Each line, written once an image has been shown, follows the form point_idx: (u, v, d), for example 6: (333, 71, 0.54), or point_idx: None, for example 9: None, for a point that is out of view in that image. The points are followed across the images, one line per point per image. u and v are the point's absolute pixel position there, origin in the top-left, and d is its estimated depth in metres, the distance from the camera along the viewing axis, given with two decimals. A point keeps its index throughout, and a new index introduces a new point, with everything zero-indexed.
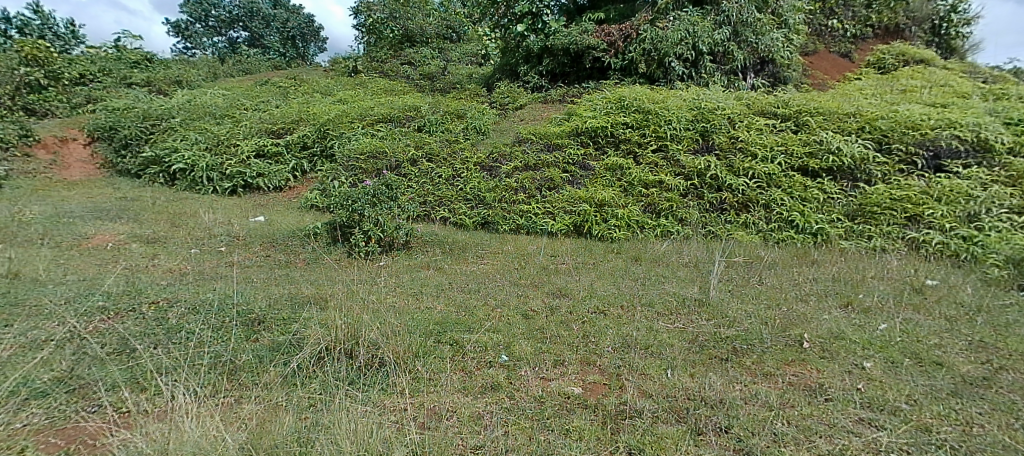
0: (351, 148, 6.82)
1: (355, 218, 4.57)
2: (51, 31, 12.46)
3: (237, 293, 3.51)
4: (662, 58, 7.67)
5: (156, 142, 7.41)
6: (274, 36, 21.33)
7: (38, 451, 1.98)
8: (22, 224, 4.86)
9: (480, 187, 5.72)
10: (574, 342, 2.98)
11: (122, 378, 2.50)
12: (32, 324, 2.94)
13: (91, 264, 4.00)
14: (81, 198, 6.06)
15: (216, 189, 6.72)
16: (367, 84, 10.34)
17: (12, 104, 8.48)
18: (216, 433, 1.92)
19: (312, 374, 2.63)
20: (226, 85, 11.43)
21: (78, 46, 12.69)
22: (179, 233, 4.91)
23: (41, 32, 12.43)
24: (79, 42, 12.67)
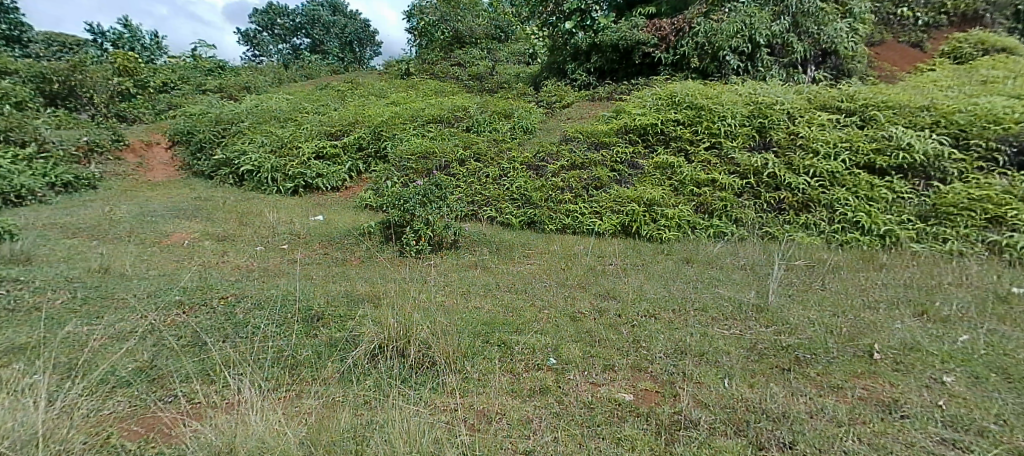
0: (403, 149, 6.98)
1: (406, 217, 4.67)
2: (139, 43, 13.49)
3: (298, 289, 3.68)
4: (716, 52, 7.43)
5: (227, 145, 7.85)
6: (334, 42, 22.21)
7: (121, 438, 2.15)
8: (113, 223, 5.28)
9: (526, 186, 5.73)
10: (623, 347, 2.92)
11: (194, 370, 2.67)
12: (119, 316, 3.19)
13: (171, 260, 4.29)
14: (162, 198, 6.52)
15: (280, 189, 7.02)
16: (418, 86, 10.57)
17: (106, 112, 9.23)
18: (277, 428, 2.02)
19: (367, 371, 2.72)
20: (289, 90, 11.98)
21: (162, 56, 13.70)
22: (247, 232, 5.18)
23: (131, 45, 13.48)
24: (163, 52, 13.73)
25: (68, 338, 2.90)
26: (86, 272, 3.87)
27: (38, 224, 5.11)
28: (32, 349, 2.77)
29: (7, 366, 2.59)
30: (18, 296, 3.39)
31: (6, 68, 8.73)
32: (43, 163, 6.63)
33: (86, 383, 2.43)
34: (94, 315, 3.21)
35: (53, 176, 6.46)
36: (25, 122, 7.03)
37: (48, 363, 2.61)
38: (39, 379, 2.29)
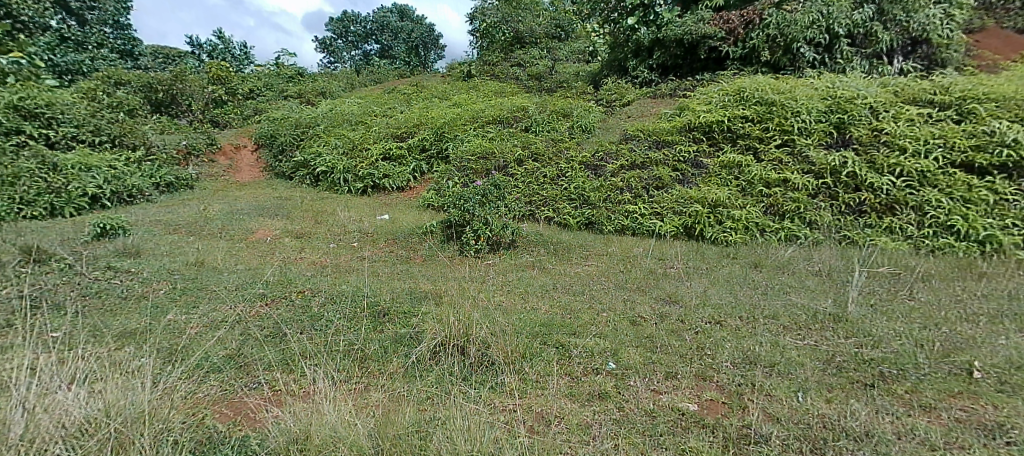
0: (463, 150, 7.05)
1: (466, 217, 4.70)
2: (230, 54, 14.53)
3: (366, 286, 3.78)
4: (789, 44, 6.98)
5: (305, 147, 8.21)
6: (401, 47, 22.99)
7: (214, 420, 2.30)
8: (207, 220, 5.66)
9: (584, 186, 5.62)
10: (687, 354, 2.78)
11: (276, 359, 2.80)
12: (212, 306, 3.39)
13: (256, 256, 4.55)
14: (248, 197, 6.93)
15: (351, 189, 7.29)
16: (479, 87, 10.68)
17: (201, 117, 9.98)
18: (348, 417, 2.09)
19: (429, 367, 2.75)
20: (360, 94, 12.48)
21: (249, 66, 14.68)
22: (321, 229, 5.41)
23: (224, 56, 14.55)
24: (250, 62, 14.72)
25: (169, 326, 3.11)
26: (185, 265, 4.13)
27: (145, 221, 5.54)
28: (140, 335, 2.99)
29: (120, 348, 2.80)
30: (129, 286, 3.65)
31: (119, 78, 9.64)
32: (149, 165, 7.16)
33: (186, 367, 2.60)
34: (190, 304, 3.43)
35: (157, 176, 6.97)
36: (134, 128, 7.66)
37: (154, 347, 2.81)
38: (146, 361, 2.47)
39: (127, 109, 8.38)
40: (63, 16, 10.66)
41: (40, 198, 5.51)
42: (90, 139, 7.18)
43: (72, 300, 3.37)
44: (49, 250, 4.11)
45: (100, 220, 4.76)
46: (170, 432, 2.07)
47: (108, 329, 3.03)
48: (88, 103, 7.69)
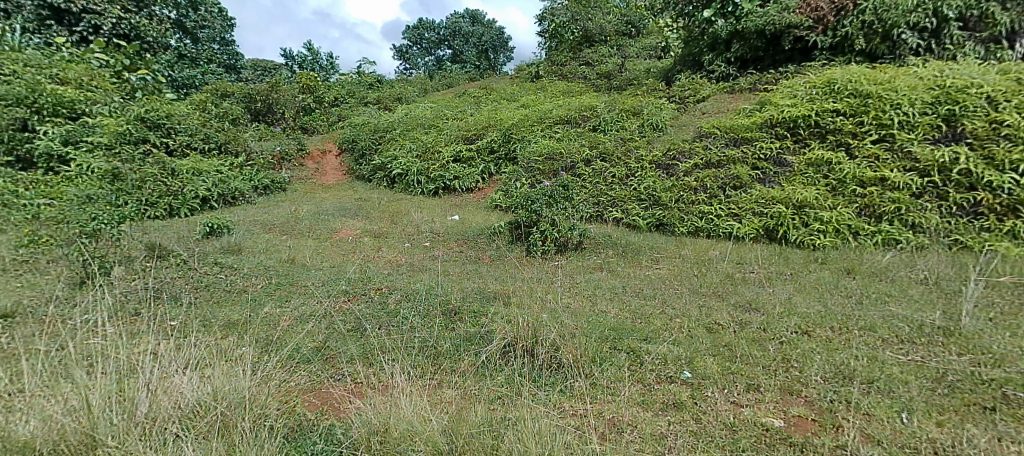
0: (531, 151, 7.01)
1: (533, 218, 4.64)
2: (319, 65, 15.49)
3: (438, 284, 3.83)
4: (888, 30, 6.41)
5: (383, 151, 8.43)
6: (472, 51, 23.45)
7: (304, 407, 2.43)
8: (297, 220, 5.91)
9: (655, 186, 5.41)
10: (770, 365, 2.58)
11: (358, 352, 2.89)
12: (302, 300, 3.56)
13: (339, 254, 4.74)
14: (333, 199, 7.25)
15: (424, 191, 7.47)
16: (547, 87, 10.63)
17: (294, 124, 10.59)
18: (423, 413, 2.12)
19: (499, 367, 2.73)
20: (432, 98, 12.82)
21: (334, 75, 15.54)
22: (396, 229, 5.56)
23: (313, 66, 15.54)
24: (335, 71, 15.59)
25: (267, 317, 3.29)
26: (280, 262, 4.33)
27: (246, 220, 5.87)
28: (242, 325, 3.18)
29: (226, 337, 2.99)
30: (233, 280, 3.86)
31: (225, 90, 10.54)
32: (249, 169, 7.49)
33: (280, 356, 2.75)
34: (284, 298, 3.62)
35: (256, 179, 7.32)
36: (236, 136, 7.94)
37: (254, 337, 2.99)
38: (247, 349, 2.64)
39: (231, 118, 8.94)
40: (181, 35, 11.54)
41: (160, 201, 5.88)
42: (200, 146, 7.49)
43: (187, 291, 3.63)
44: (168, 248, 4.27)
45: (209, 221, 5.12)
46: (266, 418, 2.20)
47: (215, 319, 3.24)
48: (198, 114, 8.05)
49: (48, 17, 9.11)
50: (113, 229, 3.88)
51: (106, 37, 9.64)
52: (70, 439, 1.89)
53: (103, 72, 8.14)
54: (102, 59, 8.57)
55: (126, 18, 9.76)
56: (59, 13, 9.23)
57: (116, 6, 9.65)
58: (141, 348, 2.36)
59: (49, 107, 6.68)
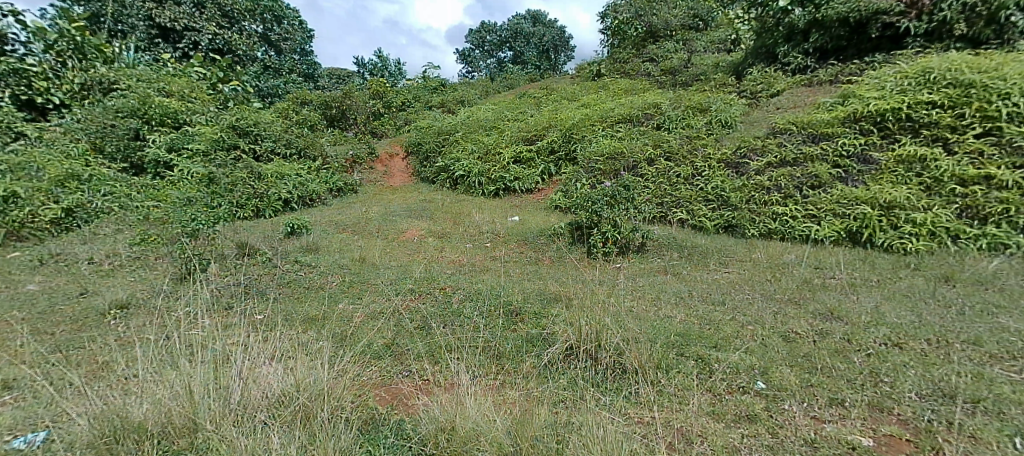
0: (592, 151, 6.91)
1: (594, 219, 4.56)
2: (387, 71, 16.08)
3: (499, 285, 3.85)
4: (995, 12, 5.89)
5: (445, 153, 8.51)
6: (533, 51, 23.53)
7: (376, 401, 2.51)
8: (367, 221, 6.13)
9: (724, 186, 5.18)
10: (855, 379, 2.40)
11: (424, 350, 2.96)
12: (372, 298, 3.69)
13: (405, 253, 4.88)
14: (399, 200, 7.47)
15: (483, 192, 7.45)
16: (609, 85, 10.48)
17: (364, 129, 11.00)
18: (489, 413, 2.14)
19: (562, 370, 2.71)
20: (494, 100, 12.96)
21: (401, 80, 16.08)
22: (458, 230, 5.65)
23: (382, 73, 16.15)
24: (402, 77, 16.13)
25: (341, 313, 3.44)
26: (351, 261, 4.52)
27: (321, 221, 6.17)
28: (318, 321, 3.33)
29: (305, 331, 3.15)
30: (310, 278, 4.06)
31: (304, 98, 11.16)
32: (325, 172, 7.83)
33: (353, 352, 2.87)
34: (356, 295, 3.76)
35: (331, 181, 7.66)
36: (314, 141, 8.30)
37: (330, 332, 3.13)
38: (323, 343, 2.77)
39: (309, 125, 9.40)
40: (266, 48, 12.61)
41: (249, 202, 6.28)
42: (283, 152, 7.86)
43: (271, 287, 3.85)
44: (256, 246, 4.58)
45: (291, 221, 5.45)
46: (342, 410, 2.29)
47: (295, 314, 3.42)
48: (282, 122, 8.53)
49: (156, 36, 10.28)
50: (211, 228, 4.18)
51: (204, 52, 10.75)
52: (176, 423, 2.05)
53: (200, 84, 8.79)
54: (200, 72, 9.27)
55: (220, 34, 10.79)
56: (166, 32, 10.37)
57: (212, 22, 10.69)
58: (230, 340, 2.53)
59: (158, 118, 7.36)
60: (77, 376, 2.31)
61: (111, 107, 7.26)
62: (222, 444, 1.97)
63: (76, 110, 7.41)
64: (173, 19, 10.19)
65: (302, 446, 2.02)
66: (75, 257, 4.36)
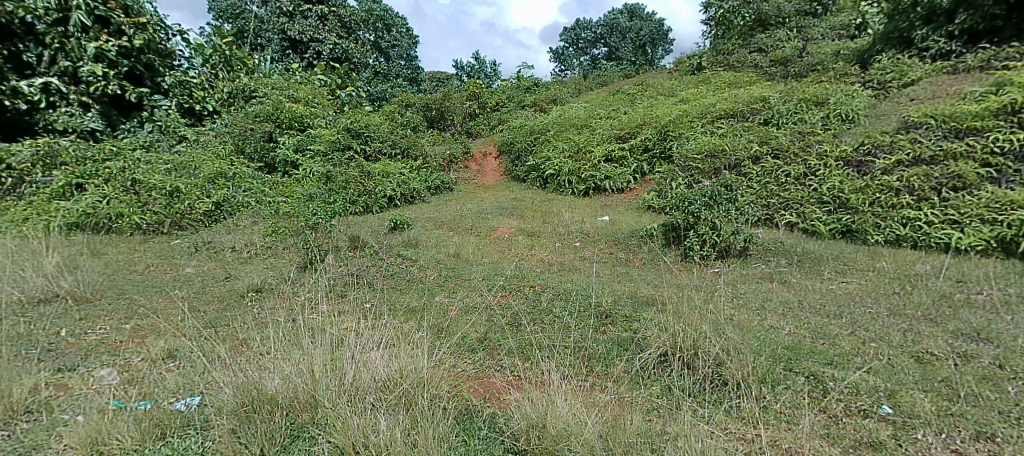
0: (689, 148, 6.58)
1: (690, 220, 4.35)
2: (483, 72, 16.51)
3: (590, 285, 3.81)
4: None
5: (537, 152, 8.55)
6: (628, 47, 23.06)
7: (470, 393, 2.60)
8: (461, 218, 6.33)
9: (841, 187, 4.75)
10: (1010, 412, 2.14)
11: (515, 346, 3.01)
12: (467, 293, 3.82)
13: (497, 250, 4.99)
14: (491, 198, 7.63)
15: (574, 191, 7.41)
16: (711, 79, 9.98)
17: (459, 129, 11.38)
18: (581, 414, 2.14)
19: (655, 377, 2.64)
20: (587, 97, 12.82)
21: (495, 81, 16.44)
22: (547, 229, 5.67)
23: (477, 74, 16.62)
24: (496, 78, 16.47)
25: (438, 306, 3.59)
26: (447, 256, 4.70)
27: (421, 217, 6.48)
28: (416, 313, 3.50)
29: (406, 321, 3.33)
30: (411, 271, 4.28)
31: (407, 101, 11.77)
32: (425, 171, 8.19)
33: (449, 343, 2.98)
34: (451, 289, 3.91)
35: (430, 180, 8.00)
36: (415, 141, 8.69)
37: (428, 324, 3.27)
38: (423, 334, 2.90)
39: (412, 126, 9.88)
40: (376, 54, 13.47)
41: (359, 199, 6.75)
42: (389, 152, 8.31)
43: (377, 279, 4.10)
44: (365, 239, 4.90)
45: (394, 217, 5.80)
46: (439, 399, 2.40)
47: (398, 305, 3.62)
48: (388, 123, 9.04)
49: (287, 48, 11.37)
50: (328, 222, 4.58)
51: (325, 61, 11.69)
52: (300, 398, 2.27)
53: (322, 90, 9.58)
54: (323, 79, 10.14)
55: (339, 44, 11.71)
56: (295, 44, 11.50)
57: (333, 33, 11.65)
58: (342, 327, 2.72)
59: (287, 122, 8.12)
60: (223, 349, 2.63)
61: (252, 113, 8.15)
62: (338, 421, 2.15)
63: (225, 117, 8.39)
64: (301, 32, 11.22)
65: (404, 430, 2.14)
66: (220, 245, 4.95)
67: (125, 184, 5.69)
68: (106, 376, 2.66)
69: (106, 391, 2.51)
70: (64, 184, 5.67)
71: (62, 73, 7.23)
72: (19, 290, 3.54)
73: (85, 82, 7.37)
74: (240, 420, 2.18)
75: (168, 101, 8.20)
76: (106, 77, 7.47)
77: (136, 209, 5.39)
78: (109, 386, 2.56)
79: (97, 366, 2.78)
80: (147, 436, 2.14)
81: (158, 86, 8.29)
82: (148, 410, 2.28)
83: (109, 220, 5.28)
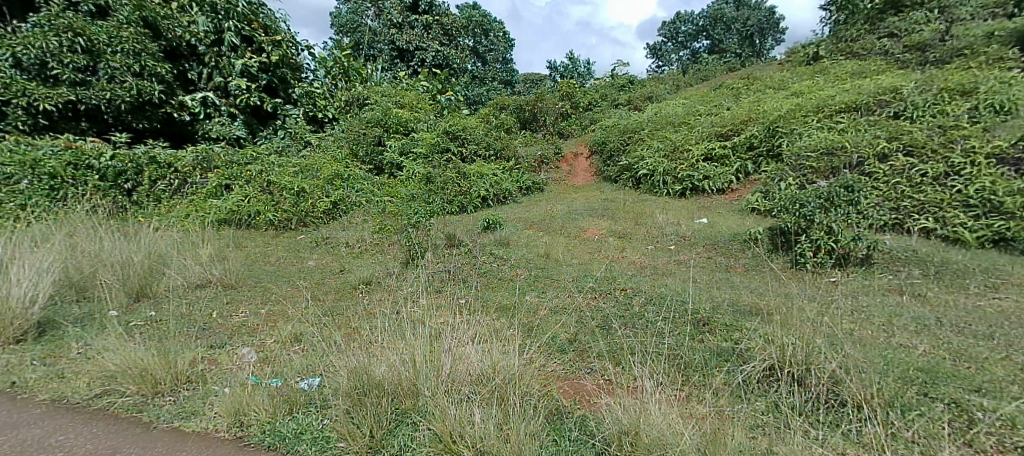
0: (802, 146, 5.98)
1: (802, 224, 4.00)
2: (577, 72, 16.42)
3: (687, 291, 3.64)
4: None
5: (631, 151, 8.26)
6: (734, 39, 21.77)
7: (561, 394, 2.59)
8: (551, 218, 6.33)
9: (994, 188, 4.22)
10: None
11: (606, 350, 2.95)
12: (557, 293, 3.81)
13: (587, 252, 4.93)
14: (581, 199, 7.54)
15: (669, 192, 7.15)
16: (830, 70, 9.12)
17: (551, 129, 11.36)
18: (676, 425, 2.05)
19: (760, 393, 2.46)
20: (686, 93, 12.26)
21: (589, 80, 16.26)
22: (640, 231, 5.50)
23: (571, 74, 16.57)
24: (590, 77, 16.29)
25: (528, 306, 3.61)
26: (537, 256, 4.72)
27: (512, 217, 6.57)
28: (507, 311, 3.55)
29: (498, 319, 3.39)
30: (502, 269, 4.34)
31: (502, 103, 11.99)
32: (516, 172, 8.30)
33: (539, 343, 2.98)
34: (541, 289, 3.92)
35: (522, 180, 8.11)
36: (508, 142, 8.84)
37: (519, 322, 3.30)
38: (515, 332, 2.93)
39: (506, 127, 10.04)
40: (474, 59, 13.88)
41: (456, 199, 6.97)
42: (483, 154, 8.51)
43: (472, 276, 4.22)
44: (460, 238, 5.05)
45: (487, 217, 5.92)
46: (530, 397, 2.41)
47: (490, 302, 3.70)
48: (483, 125, 9.24)
49: (396, 57, 12.07)
50: (428, 220, 4.80)
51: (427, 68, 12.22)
52: (403, 385, 2.40)
53: (424, 95, 10.02)
54: (425, 85, 10.56)
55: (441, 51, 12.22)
56: (403, 53, 12.11)
57: (436, 41, 12.14)
58: (439, 322, 2.82)
59: (392, 126, 8.59)
60: (338, 336, 2.85)
61: (364, 119, 8.73)
62: (437, 411, 2.23)
63: (341, 123, 9.07)
64: (408, 41, 11.85)
65: (498, 424, 2.18)
66: (335, 240, 5.36)
67: (262, 185, 6.37)
68: (246, 354, 2.98)
69: (245, 368, 2.81)
70: (216, 184, 6.45)
71: (216, 88, 8.32)
72: (183, 277, 4.07)
73: (233, 95, 8.42)
74: (353, 402, 2.35)
75: (297, 110, 9.11)
76: (249, 90, 8.47)
77: (269, 207, 6.01)
78: (248, 363, 2.86)
79: (238, 345, 3.12)
80: (278, 411, 2.38)
81: (289, 97, 9.26)
82: (278, 387, 2.52)
83: (249, 217, 5.99)
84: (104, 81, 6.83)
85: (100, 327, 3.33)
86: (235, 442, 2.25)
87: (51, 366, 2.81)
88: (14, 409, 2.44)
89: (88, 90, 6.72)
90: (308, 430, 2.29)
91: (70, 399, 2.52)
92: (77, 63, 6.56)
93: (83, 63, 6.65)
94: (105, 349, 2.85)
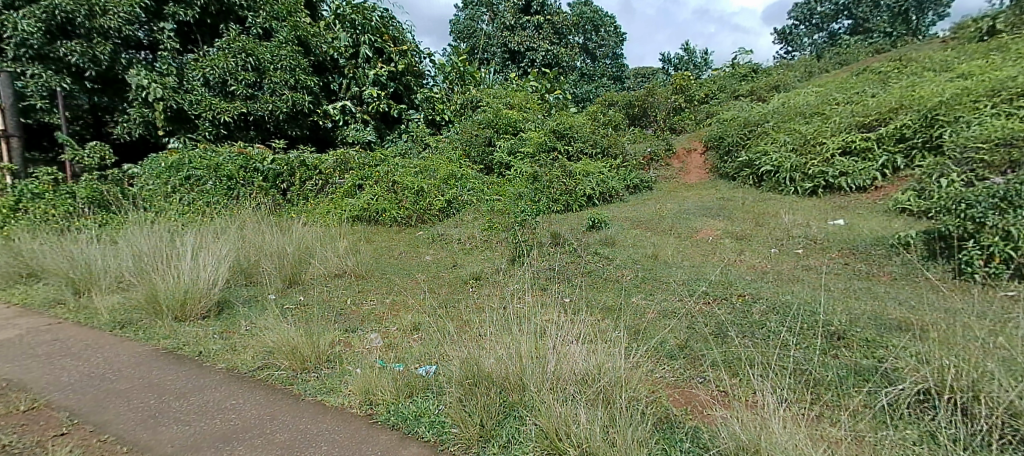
0: (971, 135, 5.13)
1: (969, 228, 3.42)
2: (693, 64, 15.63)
3: (818, 300, 3.29)
4: None
5: (752, 146, 7.63)
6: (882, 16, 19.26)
7: (670, 402, 2.48)
8: (660, 218, 6.08)
9: None
10: None
11: (721, 359, 2.77)
12: (665, 296, 3.65)
13: (699, 253, 4.66)
14: (696, 198, 7.15)
15: (797, 190, 6.53)
16: (1011, 45, 7.72)
17: (664, 125, 10.90)
18: (806, 446, 1.86)
19: (911, 420, 2.14)
20: (822, 80, 11.07)
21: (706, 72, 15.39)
22: (762, 232, 5.08)
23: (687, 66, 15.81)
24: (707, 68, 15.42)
25: (635, 307, 3.51)
26: (645, 257, 4.57)
27: (619, 216, 6.43)
28: (613, 312, 3.48)
29: (603, 319, 3.34)
30: (608, 269, 4.27)
31: (613, 100, 11.77)
32: (625, 170, 8.11)
33: (647, 347, 2.89)
34: (649, 291, 3.78)
35: (630, 178, 7.93)
36: (617, 140, 8.65)
37: (624, 323, 3.23)
38: (621, 334, 2.88)
39: (616, 124, 9.81)
40: (583, 56, 13.89)
41: (562, 198, 6.98)
42: (590, 152, 8.43)
43: (576, 275, 4.20)
44: (566, 236, 5.07)
45: (592, 215, 5.85)
46: (637, 402, 2.34)
47: (594, 302, 3.66)
48: (591, 123, 9.14)
49: (507, 59, 12.44)
50: (534, 219, 4.86)
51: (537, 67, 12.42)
52: (511, 379, 2.46)
53: (534, 95, 10.15)
54: (535, 85, 10.70)
55: (552, 50, 12.31)
56: (514, 55, 12.45)
57: (547, 40, 12.28)
58: (545, 319, 2.86)
59: (503, 126, 8.82)
60: (451, 328, 3.01)
61: (477, 121, 9.07)
62: (542, 407, 2.25)
63: (457, 125, 9.52)
64: (520, 43, 12.14)
65: (604, 426, 2.15)
66: (448, 237, 5.65)
67: (388, 185, 6.91)
68: (374, 340, 3.25)
69: (372, 352, 3.07)
70: (351, 184, 7.13)
71: (353, 97, 9.21)
72: (324, 267, 4.56)
73: (366, 103, 9.25)
74: (465, 391, 2.45)
75: (418, 115, 9.67)
76: (380, 98, 9.23)
77: (393, 205, 6.54)
78: (374, 348, 3.13)
79: (367, 331, 3.42)
80: (400, 393, 2.56)
81: (412, 103, 9.92)
82: (399, 371, 2.73)
83: (377, 214, 6.57)
84: (267, 94, 7.89)
85: (262, 308, 3.86)
86: (365, 419, 2.46)
87: (226, 340, 3.30)
88: (198, 373, 2.89)
89: (256, 103, 7.81)
90: (427, 413, 2.45)
91: (239, 368, 2.94)
92: (248, 79, 7.66)
93: (253, 79, 7.75)
94: (265, 328, 3.30)
